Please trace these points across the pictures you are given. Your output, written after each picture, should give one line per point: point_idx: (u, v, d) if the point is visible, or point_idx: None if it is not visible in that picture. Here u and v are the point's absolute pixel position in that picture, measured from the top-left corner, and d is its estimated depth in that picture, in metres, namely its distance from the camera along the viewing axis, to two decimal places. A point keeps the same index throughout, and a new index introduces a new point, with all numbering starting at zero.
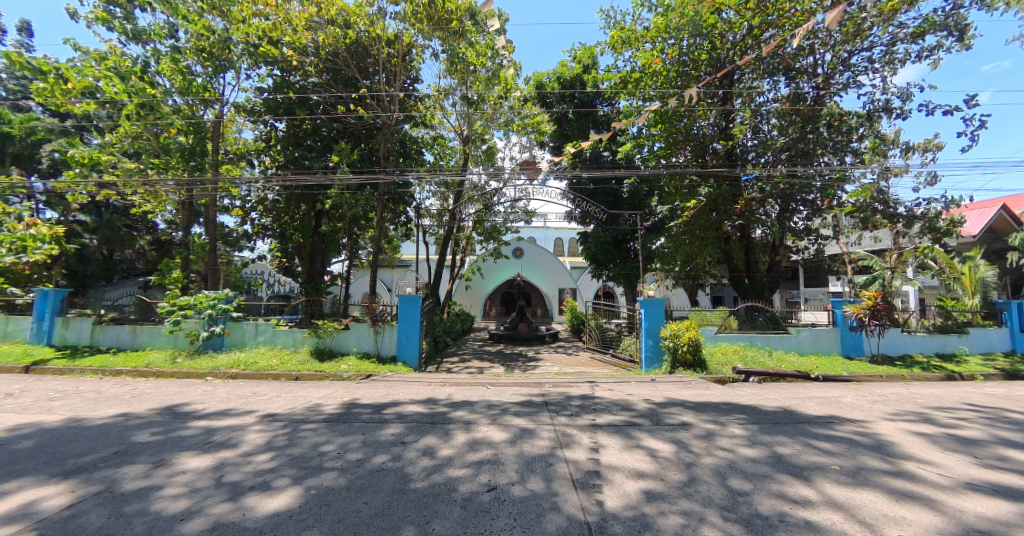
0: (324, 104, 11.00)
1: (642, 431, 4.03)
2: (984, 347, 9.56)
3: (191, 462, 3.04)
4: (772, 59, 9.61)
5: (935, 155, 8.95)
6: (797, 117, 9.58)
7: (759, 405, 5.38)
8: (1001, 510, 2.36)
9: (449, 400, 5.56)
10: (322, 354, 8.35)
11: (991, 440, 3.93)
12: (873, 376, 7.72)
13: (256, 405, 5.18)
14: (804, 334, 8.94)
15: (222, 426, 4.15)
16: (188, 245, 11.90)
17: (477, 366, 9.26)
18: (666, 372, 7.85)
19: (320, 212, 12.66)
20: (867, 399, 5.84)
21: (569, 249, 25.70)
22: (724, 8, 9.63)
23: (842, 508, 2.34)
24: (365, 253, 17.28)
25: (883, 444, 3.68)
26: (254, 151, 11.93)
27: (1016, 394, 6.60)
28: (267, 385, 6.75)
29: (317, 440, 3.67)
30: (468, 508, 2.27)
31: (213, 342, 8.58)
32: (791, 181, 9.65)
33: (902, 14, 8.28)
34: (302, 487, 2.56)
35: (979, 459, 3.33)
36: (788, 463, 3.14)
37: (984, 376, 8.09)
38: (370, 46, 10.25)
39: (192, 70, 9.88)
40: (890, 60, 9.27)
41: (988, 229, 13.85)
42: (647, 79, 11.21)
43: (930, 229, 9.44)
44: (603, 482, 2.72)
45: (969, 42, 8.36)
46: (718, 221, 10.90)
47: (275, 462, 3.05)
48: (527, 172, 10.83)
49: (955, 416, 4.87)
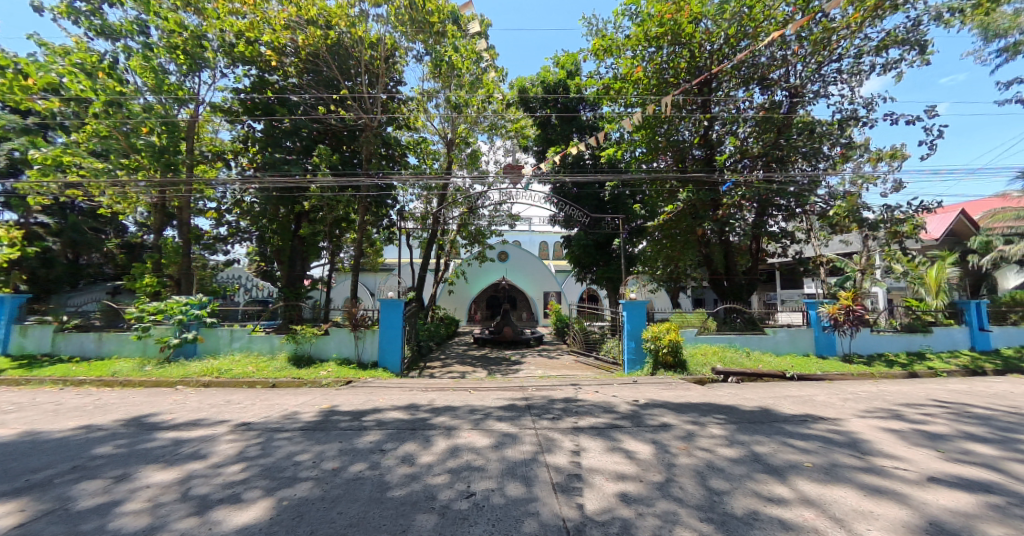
0: (304, 104, 10.83)
1: (624, 433, 4.06)
2: (947, 345, 10.04)
3: (155, 476, 2.89)
4: (748, 68, 10.13)
5: (901, 162, 9.39)
6: (771, 125, 10.08)
7: (737, 404, 5.49)
8: (962, 502, 2.45)
9: (431, 406, 5.48)
10: (301, 360, 8.15)
11: (955, 435, 4.10)
12: (845, 375, 7.97)
13: (230, 414, 4.98)
14: (780, 334, 9.19)
15: (193, 436, 3.98)
16: (161, 247, 11.59)
17: (460, 370, 9.23)
18: (647, 373, 7.95)
19: (300, 215, 12.51)
20: (839, 397, 6.04)
21: (554, 253, 25.83)
22: (702, 18, 9.95)
23: (815, 504, 2.39)
24: (347, 256, 17.02)
25: (854, 440, 3.81)
26: (231, 152, 11.68)
27: (977, 389, 6.96)
28: (241, 393, 6.50)
29: (291, 449, 3.55)
30: (446, 516, 2.23)
31: (185, 350, 8.27)
32: (766, 186, 9.98)
33: (867, 28, 8.75)
34: (274, 498, 2.47)
35: (943, 453, 3.48)
36: (765, 462, 3.20)
37: (949, 372, 8.47)
38: (352, 48, 10.07)
39: (165, 68, 9.73)
40: (856, 72, 9.70)
41: (951, 233, 14.59)
42: (629, 86, 11.41)
43: (894, 233, 9.94)
44: (583, 485, 2.72)
45: (930, 58, 8.85)
46: (696, 225, 11.15)
47: (246, 473, 2.93)
48: (511, 176, 10.68)
49: (923, 412, 5.06)
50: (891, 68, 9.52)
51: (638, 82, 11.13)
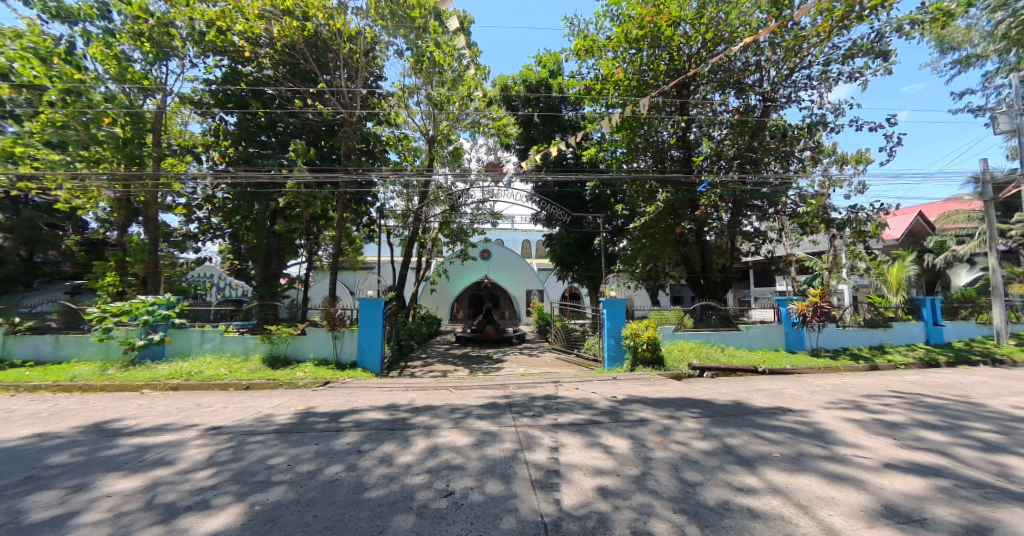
0: (280, 98, 10.56)
1: (602, 429, 4.12)
2: (906, 339, 10.61)
3: (117, 484, 2.76)
4: (724, 73, 10.43)
5: (866, 166, 9.85)
6: (745, 129, 10.42)
7: (711, 398, 5.66)
8: (917, 487, 2.60)
9: (411, 405, 5.43)
10: (276, 362, 7.93)
11: (911, 423, 4.35)
12: (813, 368, 8.32)
13: (200, 418, 4.81)
14: (753, 330, 9.52)
15: (159, 442, 3.82)
16: (125, 244, 11.07)
17: (441, 369, 9.17)
18: (627, 370, 8.09)
19: (276, 211, 12.16)
20: (807, 390, 6.30)
21: (536, 251, 25.94)
22: (680, 21, 10.14)
23: (782, 493, 2.49)
24: (325, 253, 16.66)
25: (820, 431, 3.98)
26: (201, 146, 11.22)
27: (932, 380, 7.39)
28: (212, 396, 6.27)
29: (265, 452, 3.46)
30: (424, 515, 2.22)
31: (152, 352, 7.93)
32: (740, 187, 10.30)
33: (835, 37, 9.14)
34: (245, 503, 2.40)
35: (900, 441, 3.68)
36: (736, 453, 3.31)
37: (907, 364, 8.96)
38: (330, 41, 9.83)
39: (129, 55, 9.28)
40: (825, 78, 10.10)
41: (910, 233, 15.41)
42: (610, 87, 11.57)
43: (859, 233, 10.40)
44: (561, 480, 2.75)
45: (892, 67, 9.30)
46: (675, 224, 11.41)
47: (216, 478, 2.84)
48: (493, 174, 10.65)
49: (883, 403, 5.34)
50: (857, 75, 9.96)
51: (619, 83, 11.28)
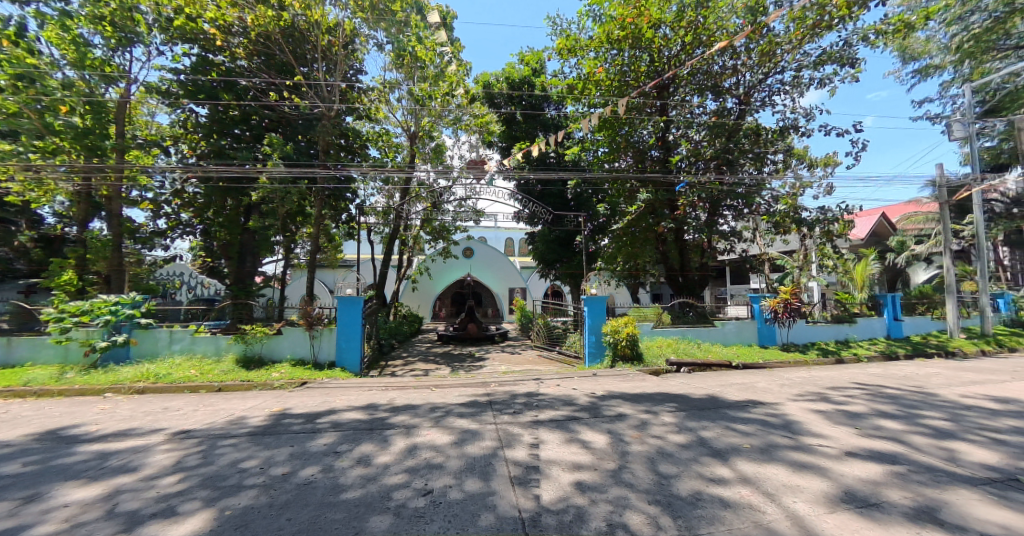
0: (254, 90, 10.20)
1: (582, 425, 4.21)
2: (869, 334, 11.22)
3: (75, 493, 2.64)
4: (703, 76, 10.72)
5: (834, 169, 10.34)
6: (722, 130, 10.69)
7: (687, 393, 5.85)
8: (872, 473, 2.78)
9: (391, 405, 5.38)
10: (250, 363, 7.70)
11: (870, 413, 4.62)
12: (783, 363, 8.71)
13: (167, 422, 4.62)
14: (728, 326, 9.86)
15: (122, 448, 3.66)
16: (85, 241, 10.48)
17: (423, 368, 9.11)
18: (607, 366, 8.27)
19: (251, 207, 11.75)
20: (777, 383, 6.60)
21: (519, 249, 26.01)
22: (661, 24, 10.35)
23: (751, 482, 2.62)
24: (303, 251, 16.21)
25: (788, 422, 4.19)
26: (170, 138, 10.70)
27: (890, 372, 7.86)
28: (181, 399, 6.03)
29: (236, 456, 3.36)
30: (402, 515, 2.22)
31: (116, 354, 7.55)
32: (717, 188, 10.68)
33: (807, 44, 9.57)
34: (215, 508, 2.34)
35: (860, 430, 3.92)
36: (709, 445, 3.45)
37: (869, 358, 9.48)
38: (308, 31, 9.56)
39: (88, 40, 8.77)
40: (797, 84, 10.54)
41: (873, 233, 16.25)
42: (592, 86, 11.72)
43: (827, 233, 10.91)
44: (540, 476, 2.80)
45: (858, 74, 9.79)
46: (655, 223, 11.68)
47: (184, 484, 2.75)
48: (475, 171, 10.60)
49: (846, 394, 5.65)
50: (827, 81, 10.43)
51: (601, 83, 11.45)
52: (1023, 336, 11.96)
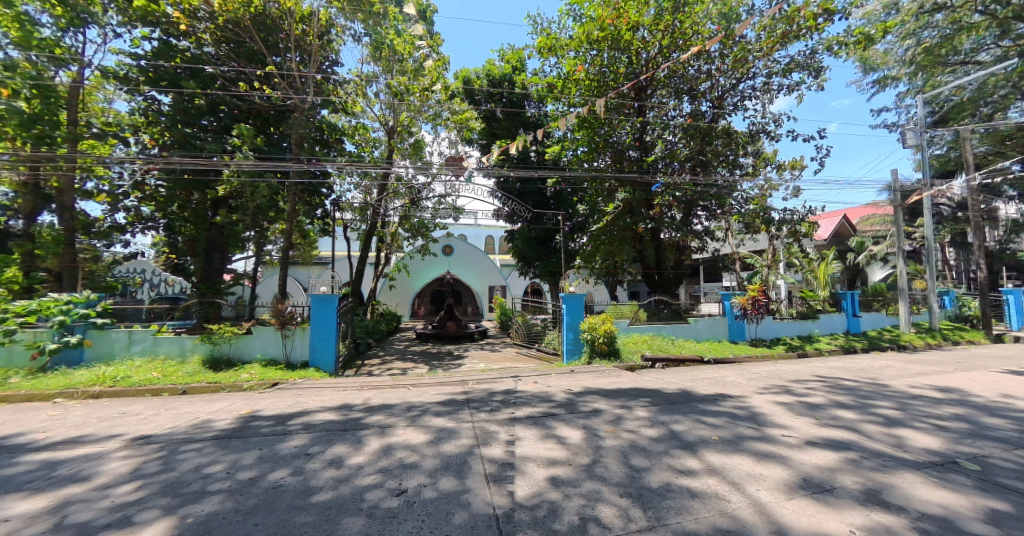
0: (222, 79, 9.74)
1: (558, 421, 4.27)
2: (831, 329, 11.87)
3: (19, 506, 2.48)
4: (680, 79, 10.99)
5: (800, 172, 10.83)
6: (696, 132, 11.03)
7: (661, 388, 6.02)
8: (828, 460, 2.95)
9: (366, 405, 5.29)
10: (218, 363, 7.41)
11: (829, 404, 4.90)
12: (751, 357, 9.09)
13: (124, 428, 4.39)
14: (700, 323, 10.21)
15: (73, 456, 3.46)
16: (33, 235, 9.76)
17: (401, 367, 9.00)
18: (585, 362, 8.41)
19: (219, 200, 11.25)
20: (745, 377, 6.89)
21: (500, 247, 25.98)
22: (639, 26, 10.52)
23: (717, 473, 2.74)
24: (275, 248, 15.64)
25: (754, 414, 4.39)
26: (129, 127, 10.06)
27: (849, 365, 8.33)
28: (142, 403, 5.73)
29: (200, 461, 3.24)
30: (374, 516, 2.20)
31: (67, 357, 7.09)
32: (692, 189, 11.07)
33: (777, 51, 9.99)
34: (176, 516, 2.25)
35: (819, 420, 4.16)
36: (680, 438, 3.57)
37: (830, 352, 10.03)
38: (281, 20, 9.22)
39: (35, 19, 8.15)
40: (767, 90, 10.97)
41: (836, 234, 17.12)
42: (571, 86, 11.83)
43: (795, 233, 11.42)
44: (515, 473, 2.84)
45: (823, 82, 10.30)
46: (633, 223, 11.92)
47: (141, 492, 2.63)
48: (454, 168, 10.49)
49: (808, 386, 5.97)
50: (794, 89, 10.91)
51: (580, 82, 11.57)
52: (965, 330, 12.94)
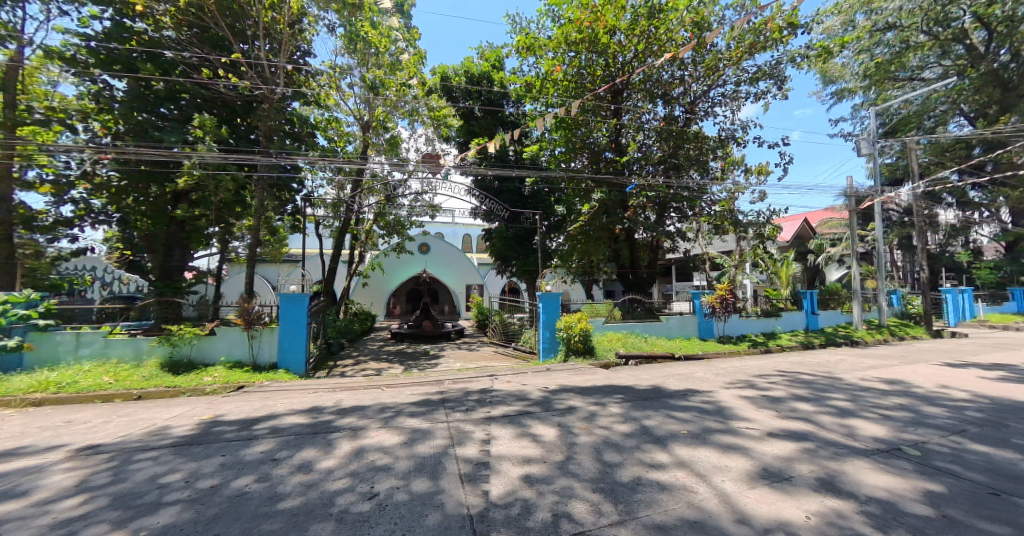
0: (184, 65, 9.17)
1: (533, 419, 4.32)
2: (791, 326, 12.59)
3: None
4: (655, 83, 11.26)
5: (766, 177, 11.38)
6: (670, 136, 11.45)
7: (634, 384, 6.19)
8: (786, 451, 3.13)
9: (337, 407, 5.15)
10: (177, 366, 7.00)
11: (788, 397, 5.20)
12: (719, 353, 9.50)
13: (69, 437, 4.08)
14: (671, 321, 10.59)
15: (8, 470, 3.18)
16: None
17: (375, 367, 8.81)
18: (561, 360, 8.52)
19: (179, 194, 10.59)
20: (713, 373, 7.19)
21: (477, 245, 25.84)
22: (617, 30, 10.72)
23: (685, 466, 2.85)
24: (241, 245, 14.91)
25: (720, 408, 4.59)
26: (77, 113, 9.29)
27: (807, 360, 8.84)
28: (90, 410, 5.34)
29: (155, 470, 3.06)
30: (344, 521, 2.16)
31: (4, 361, 6.51)
32: (664, 190, 11.47)
33: (746, 60, 10.45)
34: (128, 530, 2.12)
35: (779, 412, 4.40)
36: (651, 433, 3.69)
37: (790, 347, 10.61)
38: (248, 6, 8.78)
39: None
40: (735, 97, 11.46)
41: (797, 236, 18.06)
42: (549, 86, 11.90)
43: (759, 235, 11.99)
44: (491, 472, 2.85)
45: (786, 92, 10.87)
46: (609, 223, 11.90)
47: (89, 506, 2.46)
48: (431, 165, 10.31)
49: (770, 381, 6.29)
50: (760, 97, 11.44)
51: (559, 83, 11.66)
52: (908, 327, 14.02)
